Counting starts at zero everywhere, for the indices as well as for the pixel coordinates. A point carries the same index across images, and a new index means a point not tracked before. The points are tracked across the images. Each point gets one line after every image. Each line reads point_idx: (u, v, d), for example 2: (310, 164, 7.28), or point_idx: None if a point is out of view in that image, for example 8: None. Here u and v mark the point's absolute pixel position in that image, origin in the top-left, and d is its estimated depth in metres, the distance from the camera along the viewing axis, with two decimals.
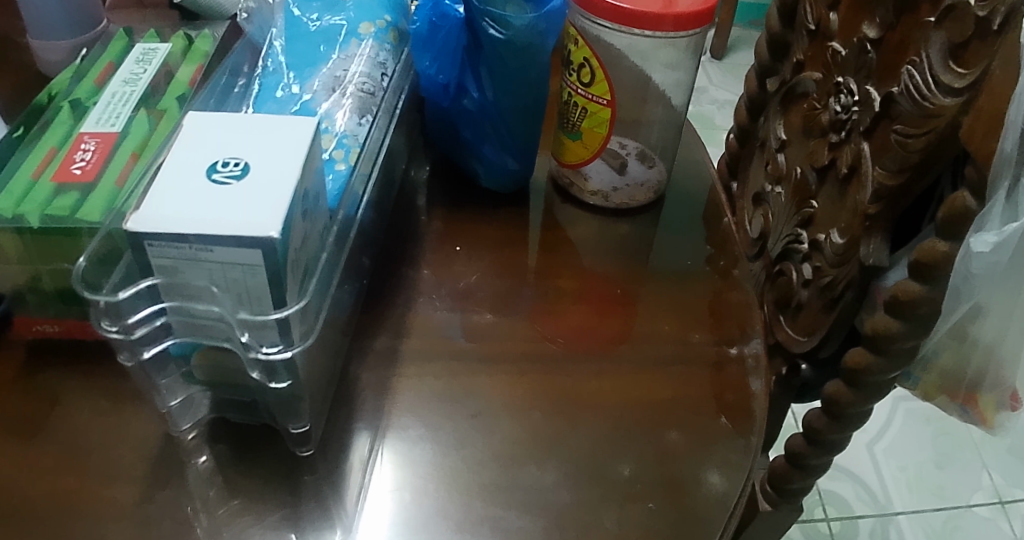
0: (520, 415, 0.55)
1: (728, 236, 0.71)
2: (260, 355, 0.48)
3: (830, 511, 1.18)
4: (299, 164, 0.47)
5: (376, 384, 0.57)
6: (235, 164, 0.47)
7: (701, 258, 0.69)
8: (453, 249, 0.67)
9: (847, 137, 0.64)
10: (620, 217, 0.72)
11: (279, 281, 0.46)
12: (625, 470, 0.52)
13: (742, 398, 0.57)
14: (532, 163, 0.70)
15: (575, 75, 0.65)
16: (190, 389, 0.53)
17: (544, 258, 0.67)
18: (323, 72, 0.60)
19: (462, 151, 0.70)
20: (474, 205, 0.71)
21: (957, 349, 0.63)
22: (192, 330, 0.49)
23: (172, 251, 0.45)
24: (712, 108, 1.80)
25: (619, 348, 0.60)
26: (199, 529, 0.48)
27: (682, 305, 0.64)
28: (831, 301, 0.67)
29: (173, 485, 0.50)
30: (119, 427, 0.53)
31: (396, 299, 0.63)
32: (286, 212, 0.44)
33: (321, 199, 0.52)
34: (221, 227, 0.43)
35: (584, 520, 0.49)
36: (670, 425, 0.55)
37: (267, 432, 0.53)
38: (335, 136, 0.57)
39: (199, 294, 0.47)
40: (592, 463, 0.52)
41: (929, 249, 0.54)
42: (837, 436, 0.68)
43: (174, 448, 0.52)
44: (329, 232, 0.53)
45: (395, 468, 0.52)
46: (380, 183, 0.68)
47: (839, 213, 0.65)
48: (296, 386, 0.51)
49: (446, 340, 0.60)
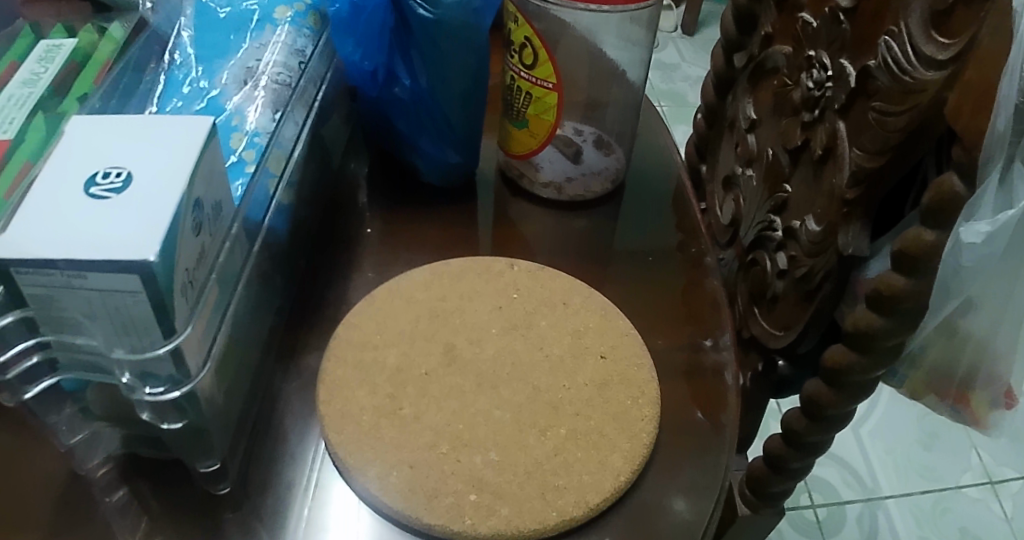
0: (407, 452, 0.42)
1: (710, 224, 0.76)
2: (146, 398, 0.39)
3: (816, 497, 1.14)
4: (187, 168, 0.38)
5: (301, 409, 0.47)
6: (116, 174, 0.38)
7: (668, 226, 0.60)
8: (365, 231, 0.57)
9: (821, 116, 0.59)
10: (575, 211, 0.60)
11: (165, 309, 0.36)
12: (552, 512, 0.41)
13: (705, 317, 0.54)
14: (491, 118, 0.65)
15: (516, 56, 0.54)
16: (92, 425, 0.43)
17: (496, 231, 0.58)
18: (234, 62, 0.53)
19: (397, 144, 0.60)
20: (422, 202, 0.60)
21: (946, 345, 0.57)
22: (110, 405, 0.42)
23: (44, 279, 0.36)
24: (684, 85, 1.75)
25: (533, 309, 0.50)
26: None
27: (647, 301, 0.54)
28: (808, 293, 0.62)
29: (82, 532, 0.41)
30: (18, 464, 0.43)
31: (328, 290, 0.54)
32: (169, 223, 0.36)
33: (224, 204, 0.43)
34: (91, 248, 0.34)
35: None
36: (626, 480, 0.42)
37: (170, 467, 0.44)
38: (245, 135, 0.49)
39: (76, 325, 0.37)
40: (527, 527, 0.40)
41: (913, 239, 0.49)
42: (819, 438, 0.62)
43: (81, 491, 0.42)
44: (236, 239, 0.44)
45: None
46: (300, 167, 0.57)
47: (815, 198, 0.60)
48: (196, 423, 0.42)
49: (362, 342, 0.47)
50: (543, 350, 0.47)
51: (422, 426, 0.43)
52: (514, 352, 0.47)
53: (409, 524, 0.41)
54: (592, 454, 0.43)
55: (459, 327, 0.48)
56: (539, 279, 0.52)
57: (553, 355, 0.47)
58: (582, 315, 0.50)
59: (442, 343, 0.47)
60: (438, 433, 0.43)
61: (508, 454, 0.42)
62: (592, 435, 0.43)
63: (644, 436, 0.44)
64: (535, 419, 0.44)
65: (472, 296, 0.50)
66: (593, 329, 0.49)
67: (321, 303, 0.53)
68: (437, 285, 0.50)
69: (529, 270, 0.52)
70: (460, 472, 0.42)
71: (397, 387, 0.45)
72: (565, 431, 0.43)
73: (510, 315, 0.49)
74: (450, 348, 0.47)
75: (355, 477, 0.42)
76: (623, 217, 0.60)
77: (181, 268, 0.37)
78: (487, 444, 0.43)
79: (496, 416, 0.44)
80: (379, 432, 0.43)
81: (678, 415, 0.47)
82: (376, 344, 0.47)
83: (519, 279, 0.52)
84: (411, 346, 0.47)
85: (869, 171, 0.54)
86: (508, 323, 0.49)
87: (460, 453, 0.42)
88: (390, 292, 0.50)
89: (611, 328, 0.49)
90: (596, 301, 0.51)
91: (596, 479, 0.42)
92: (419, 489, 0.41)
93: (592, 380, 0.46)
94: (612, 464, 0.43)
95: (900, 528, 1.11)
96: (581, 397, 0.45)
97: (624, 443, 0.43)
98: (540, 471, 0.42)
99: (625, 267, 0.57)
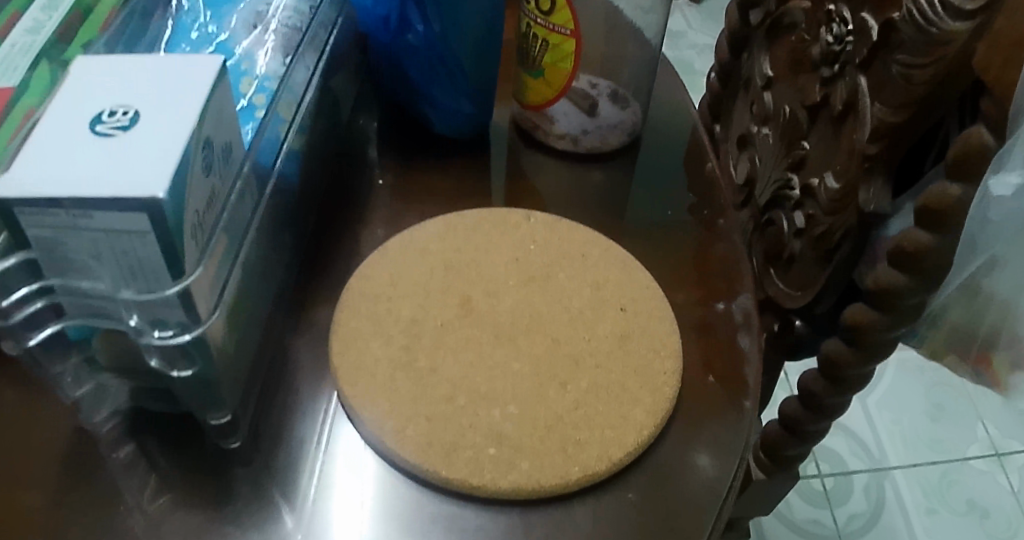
0: (423, 406, 0.41)
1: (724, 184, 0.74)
2: (154, 341, 0.38)
3: (824, 467, 1.13)
4: (194, 105, 0.37)
5: (314, 362, 0.47)
6: (123, 112, 0.36)
7: (683, 183, 0.59)
8: (377, 182, 0.56)
9: (841, 71, 0.58)
10: (590, 163, 0.59)
11: (174, 251, 0.35)
12: (574, 467, 0.40)
13: (726, 273, 0.52)
14: (505, 72, 0.64)
15: (533, 2, 0.53)
16: (98, 377, 0.42)
17: (510, 184, 0.57)
18: (243, 7, 0.51)
19: (408, 94, 0.58)
20: (433, 155, 0.58)
21: (969, 305, 0.56)
22: (115, 356, 0.41)
23: (48, 219, 0.34)
24: (691, 53, 1.73)
25: (552, 262, 0.48)
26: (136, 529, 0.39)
27: (664, 256, 0.53)
28: (827, 252, 0.60)
29: (88, 487, 0.40)
30: (26, 419, 0.42)
31: (338, 244, 0.52)
32: (179, 161, 0.35)
33: (233, 148, 0.41)
34: (97, 185, 0.33)
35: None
36: (649, 435, 0.41)
37: (180, 423, 0.43)
38: (255, 79, 0.48)
39: (84, 269, 0.36)
40: (548, 481, 0.39)
41: (939, 193, 0.47)
42: (837, 400, 0.61)
43: (88, 445, 0.41)
44: (245, 185, 0.43)
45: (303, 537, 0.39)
46: (311, 119, 0.55)
47: (834, 155, 0.59)
48: (206, 373, 0.41)
49: (375, 294, 0.46)
50: (562, 302, 0.46)
51: (439, 379, 0.42)
52: (533, 304, 0.46)
53: (426, 479, 0.40)
54: (612, 407, 0.42)
55: (476, 280, 0.47)
56: (552, 232, 0.50)
57: (573, 307, 0.46)
58: (600, 266, 0.49)
59: (458, 295, 0.46)
60: (455, 385, 0.42)
61: (528, 406, 0.41)
62: (612, 388, 0.42)
63: (666, 390, 0.43)
64: (555, 369, 0.43)
65: (485, 248, 0.49)
66: (609, 284, 0.48)
67: (334, 256, 0.52)
68: (452, 237, 0.49)
69: (542, 226, 0.51)
70: (479, 424, 0.41)
71: (413, 338, 0.44)
72: (586, 383, 0.42)
73: (529, 267, 0.48)
74: (466, 301, 0.46)
75: (370, 430, 0.41)
76: (639, 173, 0.59)
77: (191, 209, 0.36)
78: (507, 396, 0.42)
79: (514, 368, 0.43)
80: (395, 384, 0.42)
81: (700, 370, 0.46)
82: (388, 296, 0.46)
83: (533, 232, 0.50)
84: (425, 297, 0.46)
85: (892, 125, 0.52)
86: (524, 276, 0.47)
87: (477, 406, 0.41)
88: (402, 245, 0.49)
89: (629, 281, 0.48)
90: (612, 253, 0.50)
91: (618, 433, 0.41)
92: (436, 442, 0.40)
93: (609, 333, 0.45)
94: (634, 417, 0.42)
95: (907, 498, 1.11)
96: (601, 349, 0.44)
97: (645, 395, 0.43)
98: (559, 424, 0.41)
99: (642, 222, 0.56)
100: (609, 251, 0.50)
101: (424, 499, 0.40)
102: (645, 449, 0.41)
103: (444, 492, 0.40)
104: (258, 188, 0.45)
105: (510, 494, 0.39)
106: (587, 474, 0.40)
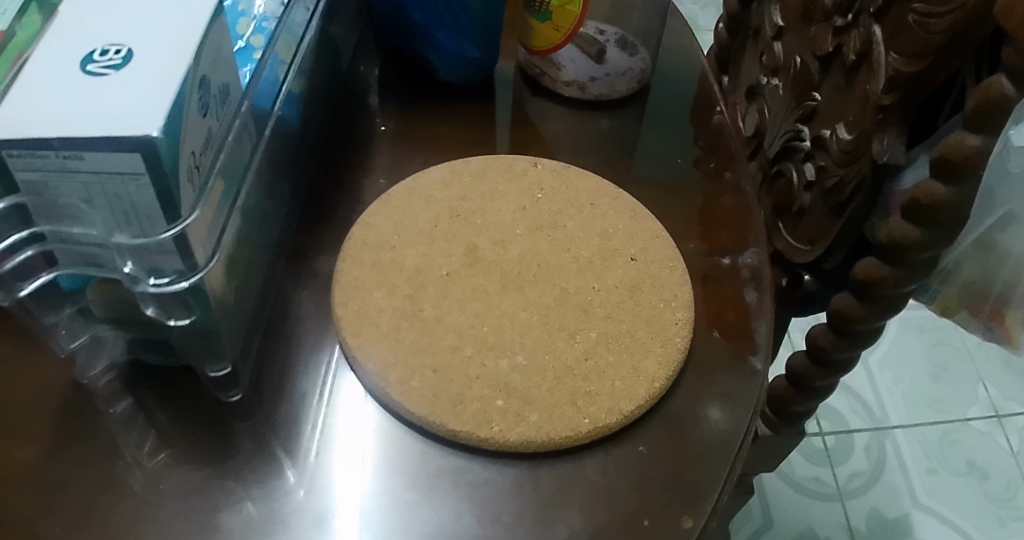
0: (428, 356, 0.40)
1: None
2: (150, 289, 0.37)
3: (825, 425, 1.14)
4: (188, 42, 0.35)
5: (317, 313, 0.45)
6: (115, 51, 0.35)
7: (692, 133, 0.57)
8: (379, 128, 0.55)
9: (855, 20, 0.56)
10: (597, 110, 0.57)
11: (169, 194, 0.34)
12: (584, 419, 0.39)
13: (737, 223, 0.51)
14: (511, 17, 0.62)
15: None
16: (93, 329, 0.41)
17: (516, 132, 0.56)
18: None
19: (411, 38, 0.56)
20: (435, 102, 0.57)
21: (983, 260, 0.55)
22: (112, 304, 0.39)
23: (37, 161, 0.33)
24: (696, 7, 1.70)
25: (560, 210, 0.47)
26: (134, 484, 0.38)
27: (674, 206, 0.52)
28: (837, 205, 0.59)
29: (87, 439, 0.39)
30: (23, 370, 0.41)
31: (340, 192, 0.51)
32: (173, 100, 0.33)
33: (230, 89, 0.40)
34: (89, 125, 0.32)
35: (541, 526, 0.37)
36: (660, 387, 0.41)
37: (179, 375, 0.42)
38: (253, 19, 0.46)
39: (75, 214, 0.35)
40: (557, 434, 0.38)
41: (956, 144, 0.46)
42: (846, 355, 0.61)
43: (87, 396, 0.40)
44: (243, 129, 0.41)
45: (305, 490, 0.38)
46: (310, 63, 0.53)
47: (846, 106, 0.57)
48: (204, 322, 0.40)
49: (379, 243, 0.45)
50: (570, 251, 0.45)
51: (444, 329, 0.41)
52: (541, 253, 0.45)
53: (432, 431, 0.39)
54: (621, 359, 0.41)
55: (482, 229, 0.46)
56: (558, 181, 0.49)
57: (583, 256, 0.45)
58: (608, 214, 0.47)
59: (464, 244, 0.45)
60: (461, 335, 0.41)
61: (536, 356, 0.40)
62: (622, 339, 0.41)
63: (677, 342, 0.42)
64: (564, 319, 0.42)
65: (490, 196, 0.48)
66: (618, 234, 0.46)
67: (337, 204, 0.50)
68: (457, 185, 0.48)
69: (547, 175, 0.49)
70: (486, 375, 0.40)
71: (417, 287, 0.43)
72: (595, 333, 0.42)
73: (536, 216, 0.47)
74: (472, 250, 0.45)
75: (373, 380, 0.40)
76: (648, 122, 0.57)
77: (187, 150, 0.35)
78: (516, 347, 0.41)
79: (521, 318, 0.42)
80: (399, 334, 0.41)
81: (711, 323, 0.45)
82: (391, 246, 0.45)
83: (539, 180, 0.49)
84: (430, 245, 0.45)
85: (908, 74, 0.51)
86: (531, 225, 0.46)
87: (484, 358, 0.40)
88: (405, 193, 0.48)
89: (639, 231, 0.47)
90: (620, 202, 0.48)
91: (628, 385, 0.40)
92: (442, 394, 0.39)
93: (618, 284, 0.44)
94: (644, 369, 0.41)
95: (908, 458, 1.11)
96: (610, 300, 0.43)
97: (655, 346, 0.42)
98: (568, 375, 0.40)
99: (651, 172, 0.54)
100: (617, 200, 0.48)
101: (430, 452, 0.40)
102: (655, 402, 0.40)
103: (452, 445, 0.39)
104: (255, 132, 0.43)
105: (518, 446, 0.38)
106: (595, 427, 0.39)
